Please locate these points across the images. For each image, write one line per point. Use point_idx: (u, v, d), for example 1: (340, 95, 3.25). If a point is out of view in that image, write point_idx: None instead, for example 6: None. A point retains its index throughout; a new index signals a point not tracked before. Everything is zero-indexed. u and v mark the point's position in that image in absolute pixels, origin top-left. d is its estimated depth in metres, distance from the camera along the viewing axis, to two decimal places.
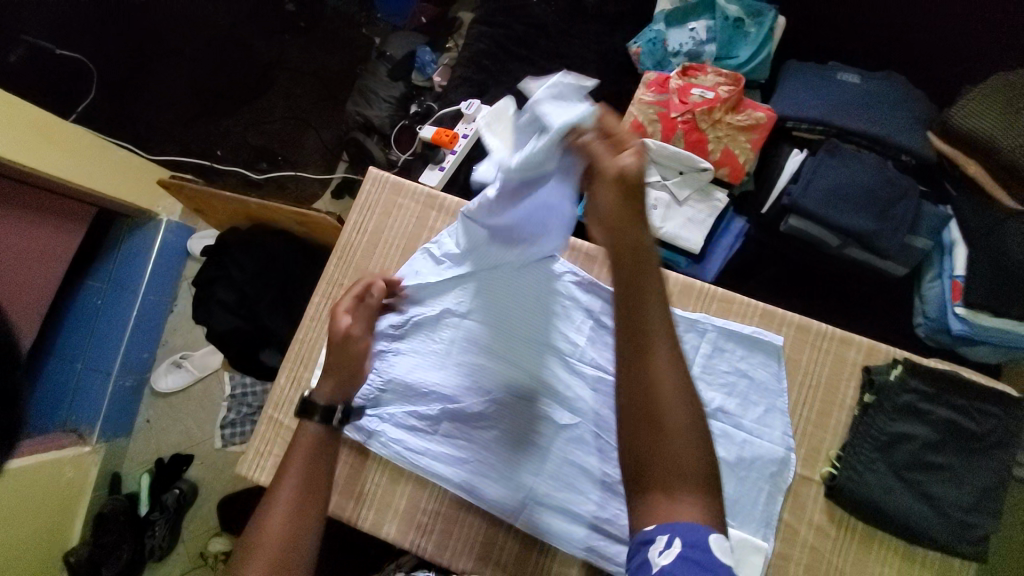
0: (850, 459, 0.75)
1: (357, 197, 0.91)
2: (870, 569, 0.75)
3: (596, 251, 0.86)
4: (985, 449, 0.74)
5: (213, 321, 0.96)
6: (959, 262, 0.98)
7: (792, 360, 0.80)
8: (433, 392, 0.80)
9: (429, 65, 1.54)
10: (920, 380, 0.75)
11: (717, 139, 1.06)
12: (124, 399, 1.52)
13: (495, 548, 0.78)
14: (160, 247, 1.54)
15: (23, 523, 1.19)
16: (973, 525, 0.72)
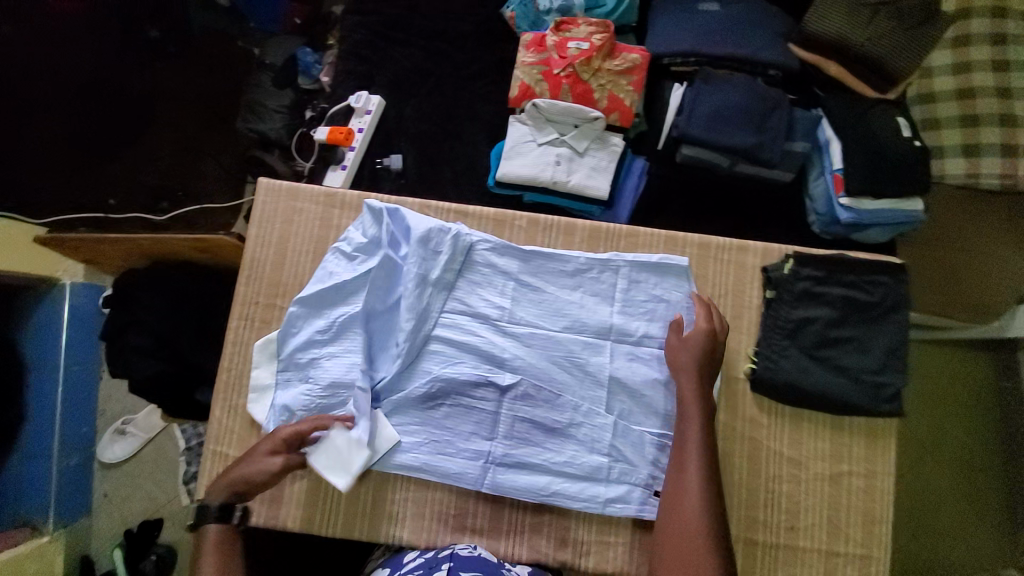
0: (766, 351, 0.82)
1: (253, 211, 0.87)
2: (806, 445, 0.83)
3: (502, 214, 0.88)
4: (881, 315, 0.82)
5: (134, 372, 0.92)
6: (836, 158, 1.06)
7: (700, 275, 0.86)
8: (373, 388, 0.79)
9: (313, 66, 1.48)
10: (809, 267, 0.82)
11: (602, 87, 1.10)
12: (72, 480, 1.42)
13: (468, 518, 0.80)
14: (73, 314, 1.41)
15: None
16: (883, 384, 0.80)
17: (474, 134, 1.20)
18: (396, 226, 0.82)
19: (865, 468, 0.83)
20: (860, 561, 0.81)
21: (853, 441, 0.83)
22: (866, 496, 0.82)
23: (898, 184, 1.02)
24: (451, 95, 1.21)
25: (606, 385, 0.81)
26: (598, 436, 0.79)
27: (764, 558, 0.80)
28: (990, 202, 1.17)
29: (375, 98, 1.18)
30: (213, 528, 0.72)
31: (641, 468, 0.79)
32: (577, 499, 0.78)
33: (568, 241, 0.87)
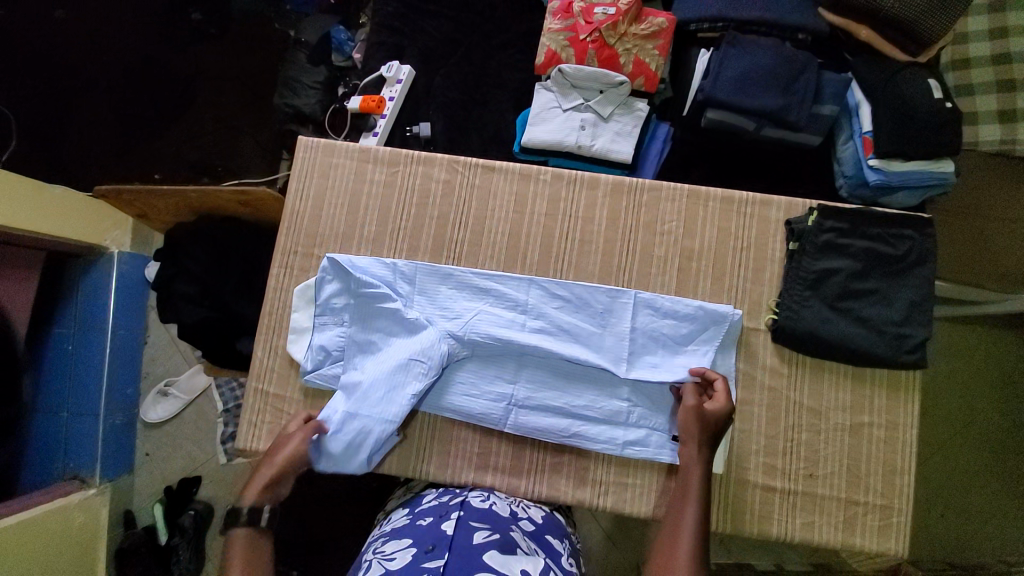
0: (787, 301, 0.83)
1: (293, 166, 0.93)
2: (826, 396, 0.83)
3: (528, 168, 0.90)
4: (906, 269, 0.82)
5: (182, 317, 0.99)
6: (865, 121, 1.05)
7: (724, 229, 0.87)
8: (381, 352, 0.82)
9: (346, 44, 1.54)
10: (834, 219, 0.83)
11: (627, 52, 1.12)
12: (119, 435, 1.53)
13: (491, 455, 0.84)
14: (119, 281, 1.53)
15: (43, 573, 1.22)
16: (908, 336, 0.81)
17: (500, 102, 1.23)
18: (379, 308, 0.83)
19: (886, 421, 0.83)
20: (881, 512, 0.81)
21: (875, 393, 0.83)
22: (886, 447, 0.82)
23: (929, 144, 1.00)
24: (478, 64, 1.24)
25: (627, 335, 0.82)
26: (618, 381, 0.82)
27: (782, 505, 0.82)
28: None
29: (405, 68, 1.22)
30: (242, 532, 0.69)
31: (660, 412, 0.82)
32: (596, 440, 0.82)
33: (592, 196, 0.89)
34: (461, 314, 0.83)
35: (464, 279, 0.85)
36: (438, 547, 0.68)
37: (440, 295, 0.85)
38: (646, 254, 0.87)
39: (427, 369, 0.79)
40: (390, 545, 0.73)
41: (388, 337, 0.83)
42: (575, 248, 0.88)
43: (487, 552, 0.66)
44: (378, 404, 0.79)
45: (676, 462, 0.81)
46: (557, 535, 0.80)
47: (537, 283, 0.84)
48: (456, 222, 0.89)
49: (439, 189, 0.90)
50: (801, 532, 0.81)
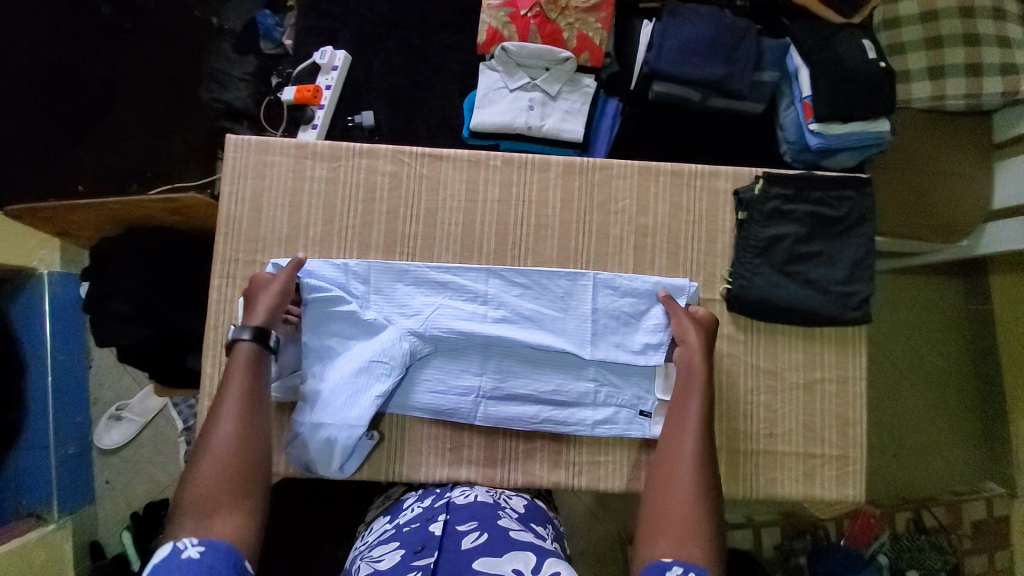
0: (739, 270, 0.85)
1: (224, 168, 0.86)
2: (782, 358, 0.86)
3: (477, 155, 0.87)
4: (847, 229, 0.85)
5: (119, 340, 0.92)
6: (805, 86, 1.06)
7: (675, 203, 0.87)
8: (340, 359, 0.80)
9: (275, 31, 1.46)
10: (779, 185, 0.85)
11: (570, 26, 1.09)
12: (73, 467, 1.44)
13: (464, 449, 0.84)
14: (52, 304, 1.41)
15: None
16: (851, 294, 0.84)
17: (445, 85, 1.18)
18: (332, 312, 0.79)
19: (837, 375, 0.87)
20: (837, 462, 0.86)
21: (826, 350, 0.87)
22: (839, 400, 0.87)
23: (864, 105, 1.04)
24: (418, 45, 1.18)
25: (588, 316, 0.82)
26: (583, 362, 0.83)
27: (748, 465, 0.85)
28: (955, 122, 1.20)
29: (340, 54, 1.15)
30: (249, 348, 0.74)
31: (626, 389, 0.83)
32: (566, 423, 0.82)
33: (544, 178, 0.87)
34: (420, 310, 0.81)
35: (423, 275, 0.83)
36: (428, 547, 0.68)
37: (397, 293, 0.82)
38: (602, 233, 0.87)
39: (391, 372, 0.78)
40: (378, 549, 0.72)
41: (348, 341, 0.80)
42: (532, 233, 0.87)
43: (476, 555, 0.65)
44: (344, 412, 0.76)
45: (646, 436, 0.83)
46: (542, 523, 0.80)
47: (496, 272, 0.83)
48: (406, 216, 0.86)
49: (386, 182, 0.86)
50: (765, 488, 0.85)
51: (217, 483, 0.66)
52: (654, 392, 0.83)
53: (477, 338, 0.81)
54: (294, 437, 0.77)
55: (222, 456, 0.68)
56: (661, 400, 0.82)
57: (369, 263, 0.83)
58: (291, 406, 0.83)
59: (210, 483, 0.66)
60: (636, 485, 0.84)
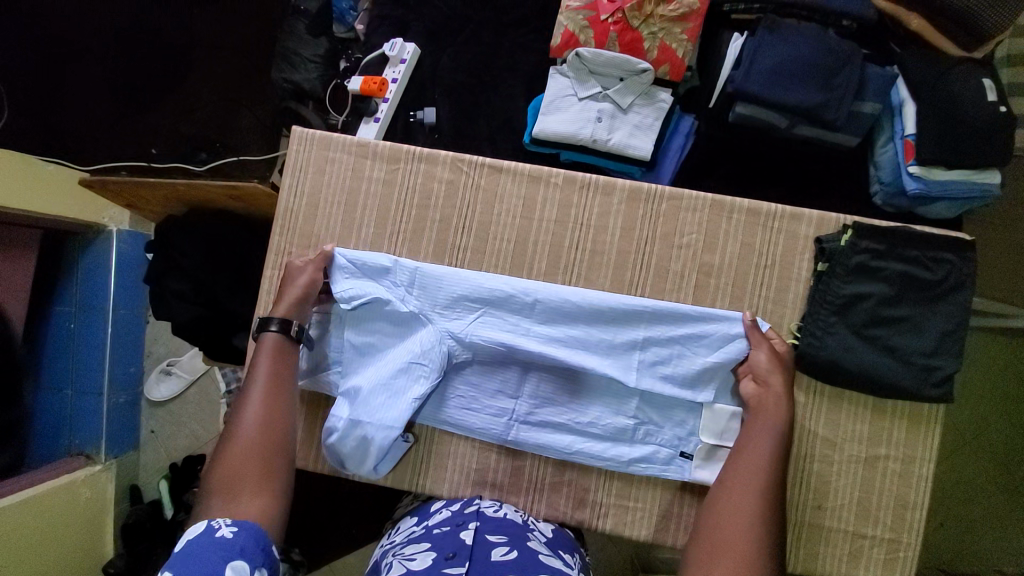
0: (810, 326, 0.77)
1: (287, 159, 0.87)
2: (843, 426, 0.79)
3: (538, 170, 0.83)
4: (941, 295, 0.76)
5: (173, 315, 0.95)
6: (909, 122, 0.95)
7: (747, 245, 0.80)
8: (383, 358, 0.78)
9: (348, 14, 1.44)
10: (870, 239, 0.76)
11: (653, 36, 1.02)
12: (124, 414, 1.56)
13: (489, 471, 0.82)
14: (118, 260, 1.51)
15: (44, 547, 1.26)
16: (935, 368, 0.75)
17: (511, 86, 1.13)
18: (377, 310, 0.78)
19: (903, 453, 0.79)
20: (888, 546, 0.78)
21: (895, 424, 0.79)
22: (901, 481, 0.79)
23: (977, 152, 0.92)
24: (490, 43, 1.14)
25: (640, 349, 0.76)
26: (625, 399, 0.78)
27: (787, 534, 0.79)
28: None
29: (410, 46, 1.12)
30: (273, 337, 0.75)
31: (667, 429, 0.78)
32: (600, 458, 0.78)
33: (606, 202, 0.82)
34: (463, 319, 0.78)
35: (469, 280, 0.78)
36: (459, 555, 0.67)
37: (441, 295, 0.79)
38: (661, 267, 0.81)
39: (432, 373, 0.76)
40: (410, 548, 0.71)
41: (390, 340, 0.78)
42: (585, 258, 0.82)
43: (508, 571, 0.64)
44: (381, 410, 0.74)
45: (683, 479, 0.78)
46: (568, 549, 0.77)
47: (546, 291, 0.79)
48: (458, 226, 0.84)
49: (441, 189, 0.84)
50: (803, 562, 0.79)
51: (242, 466, 0.67)
52: (699, 434, 0.77)
53: (520, 356, 0.78)
54: (327, 433, 0.75)
55: (245, 443, 0.69)
56: (706, 443, 0.77)
57: (415, 266, 0.79)
58: (325, 400, 0.84)
59: (234, 468, 0.67)
60: (662, 536, 0.80)
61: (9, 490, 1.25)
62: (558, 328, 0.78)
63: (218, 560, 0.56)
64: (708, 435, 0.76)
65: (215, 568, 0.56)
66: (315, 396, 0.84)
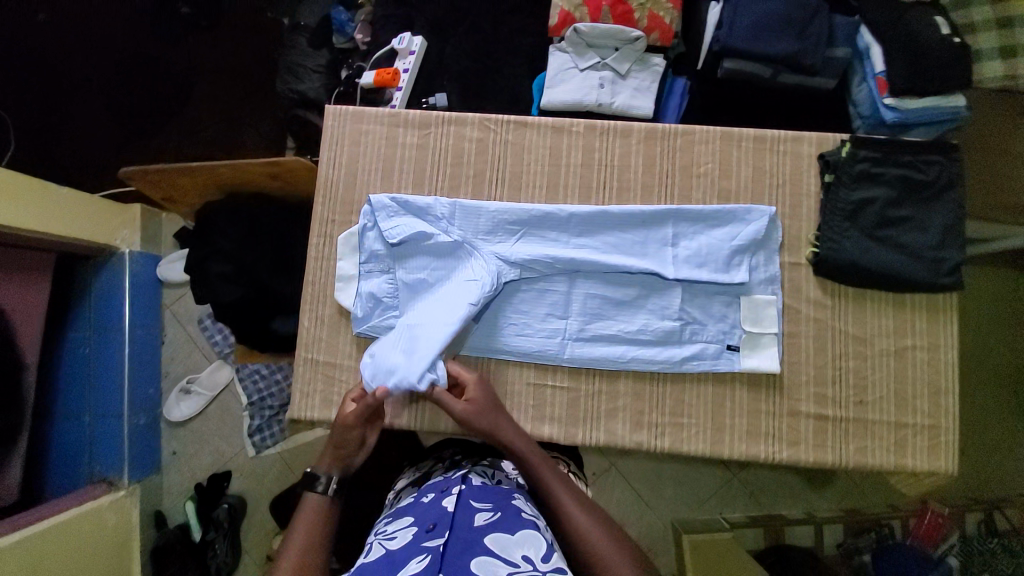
0: (826, 233, 0.84)
1: (323, 135, 0.92)
2: (869, 322, 0.85)
3: (561, 122, 0.90)
4: (937, 194, 0.84)
5: (219, 298, 0.97)
6: (877, 62, 1.06)
7: (759, 167, 0.88)
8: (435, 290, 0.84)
9: (347, 25, 1.50)
10: (867, 149, 0.85)
11: (641, 7, 1.12)
12: (143, 438, 1.50)
13: (546, 406, 0.85)
14: (132, 281, 1.50)
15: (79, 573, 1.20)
16: (944, 259, 0.82)
17: (514, 68, 1.22)
18: (423, 245, 0.84)
19: (927, 343, 0.85)
20: (929, 432, 0.84)
21: (916, 317, 0.85)
22: (930, 369, 0.84)
23: (943, 78, 1.01)
24: (490, 31, 1.23)
25: (673, 257, 0.83)
26: (668, 302, 0.84)
27: (834, 431, 0.84)
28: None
29: (417, 38, 1.21)
30: (314, 496, 0.72)
31: (711, 325, 0.84)
32: (654, 362, 0.83)
33: (627, 144, 0.89)
34: (506, 239, 0.86)
35: (507, 205, 0.86)
36: (439, 525, 0.67)
37: (481, 219, 0.86)
38: (683, 197, 0.88)
39: (485, 287, 0.81)
40: (392, 524, 0.72)
41: (438, 273, 0.84)
42: (614, 195, 0.89)
43: (487, 536, 0.65)
44: (442, 316, 0.81)
45: (733, 370, 0.83)
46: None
47: (579, 210, 0.86)
48: (492, 178, 0.89)
49: (472, 147, 0.90)
50: (853, 456, 0.83)
51: None
52: (741, 325, 0.84)
53: (566, 269, 0.84)
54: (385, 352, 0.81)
55: None
56: (749, 332, 0.83)
57: (454, 201, 0.87)
58: None
59: None
60: (719, 449, 0.84)
61: (26, 522, 1.15)
62: (597, 238, 0.86)
63: None
64: (748, 323, 0.83)
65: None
66: (373, 343, 0.87)
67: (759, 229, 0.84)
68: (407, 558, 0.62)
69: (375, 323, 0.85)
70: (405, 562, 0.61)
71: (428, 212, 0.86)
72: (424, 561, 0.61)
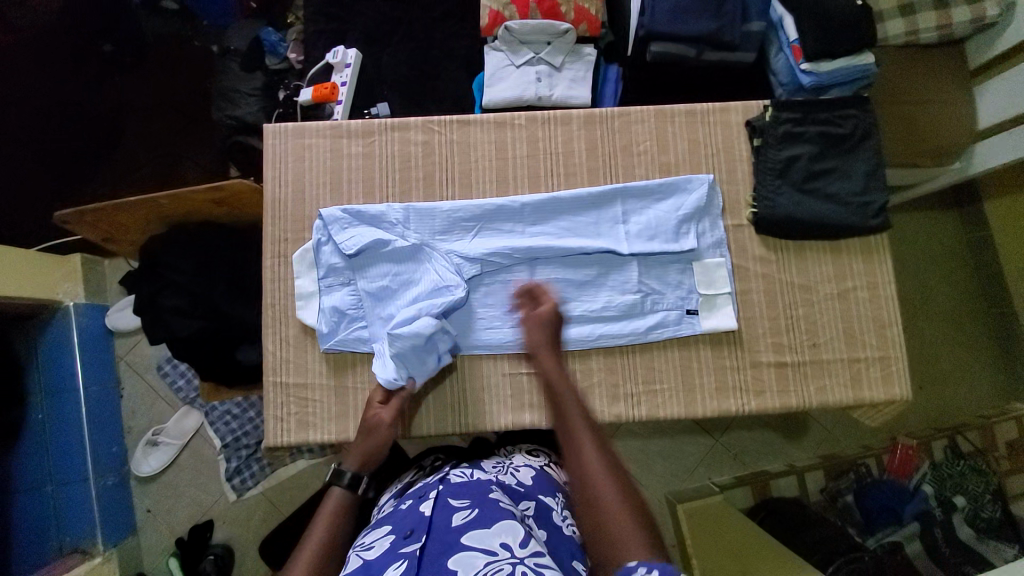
0: (761, 194, 0.90)
1: (265, 155, 0.91)
2: (813, 271, 0.91)
3: (501, 117, 0.92)
4: (856, 145, 0.91)
5: (177, 333, 0.95)
6: (790, 31, 1.14)
7: (693, 140, 0.93)
8: (400, 295, 0.84)
9: (279, 45, 1.48)
10: (787, 112, 0.91)
11: (567, 0, 1.16)
12: (114, 499, 1.44)
13: (524, 393, 0.86)
14: (81, 336, 1.44)
15: None
16: (870, 204, 0.89)
17: (453, 71, 1.24)
18: (381, 252, 0.85)
19: (867, 282, 0.91)
20: (880, 364, 0.90)
21: (853, 259, 0.92)
22: (873, 305, 0.91)
23: (849, 39, 1.09)
24: (423, 37, 1.24)
25: (625, 233, 0.87)
26: (625, 277, 0.87)
27: (796, 376, 0.89)
28: (936, 53, 1.25)
29: (352, 51, 1.20)
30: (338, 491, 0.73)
31: (669, 293, 0.88)
32: (621, 335, 0.86)
33: (568, 131, 0.92)
34: (463, 237, 0.87)
35: (459, 204, 0.88)
36: (416, 531, 0.67)
37: (436, 219, 0.87)
38: (628, 176, 0.92)
39: (451, 284, 0.83)
40: (371, 535, 0.71)
41: (400, 278, 0.85)
42: (562, 182, 0.91)
43: (464, 535, 0.64)
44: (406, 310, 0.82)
45: (696, 332, 0.88)
46: (551, 492, 0.81)
47: (530, 200, 0.88)
48: (442, 178, 0.91)
49: (418, 151, 0.91)
50: (816, 397, 0.89)
51: None
52: (696, 290, 0.88)
53: (525, 258, 0.86)
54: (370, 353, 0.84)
55: None
56: (704, 295, 0.88)
57: (406, 206, 0.88)
58: (354, 362, 0.86)
59: None
60: (693, 410, 0.87)
61: None
62: (551, 224, 0.88)
63: None
64: (702, 287, 0.87)
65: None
66: (343, 357, 0.86)
67: (699, 199, 0.89)
68: (384, 566, 0.62)
69: (345, 337, 0.85)
70: (383, 569, 0.62)
71: (382, 219, 0.87)
72: (400, 567, 0.61)
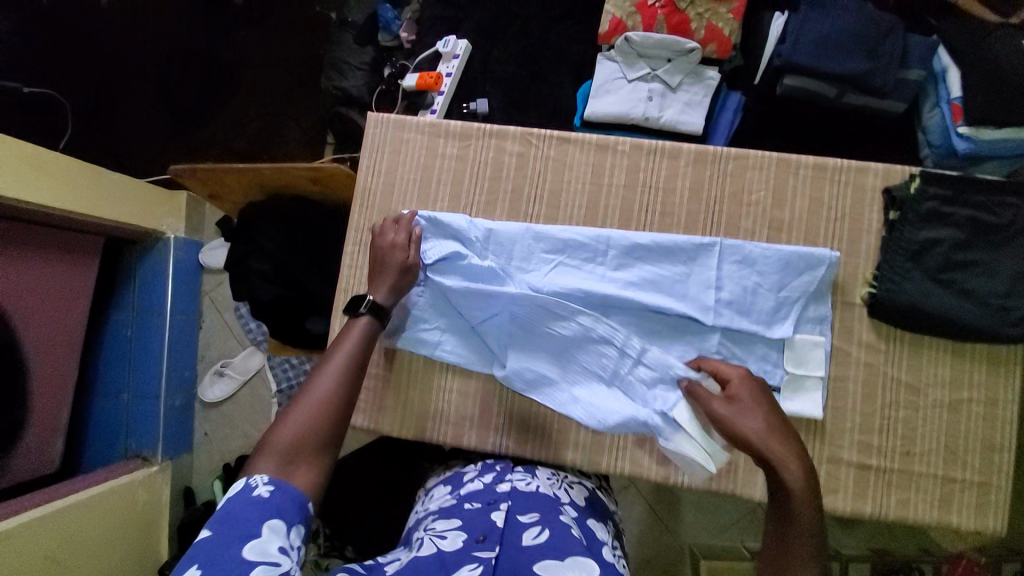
0: (886, 273, 0.79)
1: (363, 141, 0.92)
2: (924, 372, 0.80)
3: (605, 139, 0.87)
4: (1012, 240, 0.77)
5: (257, 294, 1.01)
6: (954, 86, 0.97)
7: (815, 198, 0.83)
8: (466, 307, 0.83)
9: (394, 22, 1.44)
10: (938, 186, 0.78)
11: (700, 16, 1.06)
12: (178, 417, 1.57)
13: (569, 430, 0.85)
14: (174, 266, 1.56)
15: (107, 549, 1.26)
16: (1013, 309, 0.75)
17: (560, 75, 1.19)
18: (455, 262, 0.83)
19: (986, 396, 0.79)
20: (979, 491, 0.78)
21: (976, 368, 0.79)
22: (987, 424, 0.78)
23: None
24: (537, 37, 1.19)
25: (717, 290, 0.80)
26: (705, 336, 0.80)
27: (877, 482, 0.79)
28: None
29: (463, 42, 1.19)
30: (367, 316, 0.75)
31: (752, 362, 0.80)
32: None
33: (674, 166, 0.85)
34: (541, 268, 0.84)
35: (544, 229, 0.84)
36: (489, 538, 0.68)
37: (515, 238, 0.84)
38: (731, 227, 0.84)
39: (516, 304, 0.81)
40: (440, 523, 0.73)
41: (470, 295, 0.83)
42: (656, 219, 0.85)
43: (538, 558, 0.65)
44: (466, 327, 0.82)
45: None
46: (601, 519, 0.82)
47: (618, 234, 0.83)
48: (530, 195, 0.88)
49: (512, 162, 0.88)
50: (895, 509, 0.78)
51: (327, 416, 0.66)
52: (782, 365, 0.79)
53: (602, 295, 0.81)
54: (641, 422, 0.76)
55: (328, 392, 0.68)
56: (791, 374, 0.79)
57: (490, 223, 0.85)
58: (407, 364, 0.88)
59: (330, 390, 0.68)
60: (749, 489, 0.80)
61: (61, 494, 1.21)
62: (635, 265, 0.83)
63: (252, 524, 0.56)
64: (791, 363, 0.79)
65: (252, 530, 0.56)
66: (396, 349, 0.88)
67: (822, 269, 0.78)
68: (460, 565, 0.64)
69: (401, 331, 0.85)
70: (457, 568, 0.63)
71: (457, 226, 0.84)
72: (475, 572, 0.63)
